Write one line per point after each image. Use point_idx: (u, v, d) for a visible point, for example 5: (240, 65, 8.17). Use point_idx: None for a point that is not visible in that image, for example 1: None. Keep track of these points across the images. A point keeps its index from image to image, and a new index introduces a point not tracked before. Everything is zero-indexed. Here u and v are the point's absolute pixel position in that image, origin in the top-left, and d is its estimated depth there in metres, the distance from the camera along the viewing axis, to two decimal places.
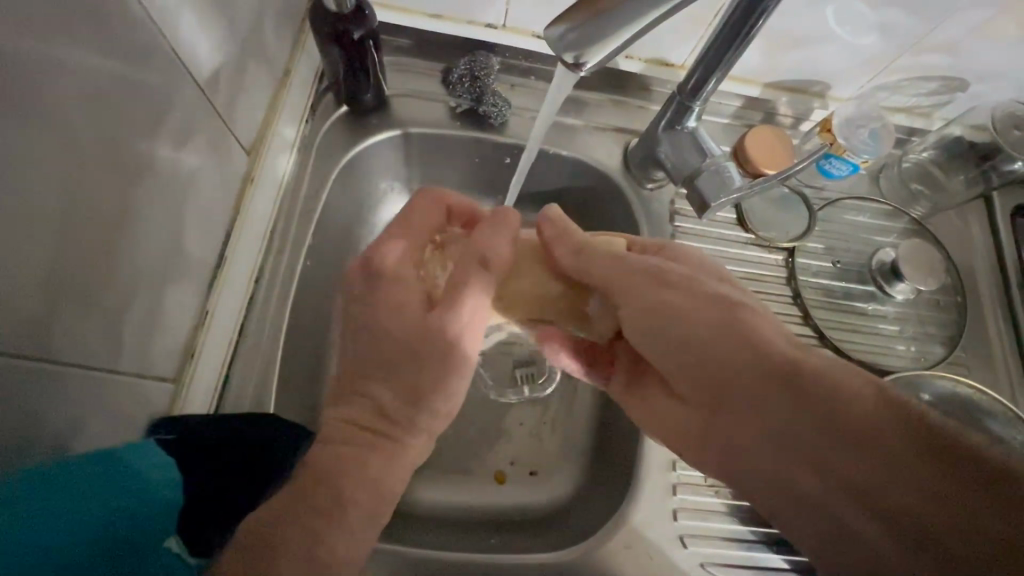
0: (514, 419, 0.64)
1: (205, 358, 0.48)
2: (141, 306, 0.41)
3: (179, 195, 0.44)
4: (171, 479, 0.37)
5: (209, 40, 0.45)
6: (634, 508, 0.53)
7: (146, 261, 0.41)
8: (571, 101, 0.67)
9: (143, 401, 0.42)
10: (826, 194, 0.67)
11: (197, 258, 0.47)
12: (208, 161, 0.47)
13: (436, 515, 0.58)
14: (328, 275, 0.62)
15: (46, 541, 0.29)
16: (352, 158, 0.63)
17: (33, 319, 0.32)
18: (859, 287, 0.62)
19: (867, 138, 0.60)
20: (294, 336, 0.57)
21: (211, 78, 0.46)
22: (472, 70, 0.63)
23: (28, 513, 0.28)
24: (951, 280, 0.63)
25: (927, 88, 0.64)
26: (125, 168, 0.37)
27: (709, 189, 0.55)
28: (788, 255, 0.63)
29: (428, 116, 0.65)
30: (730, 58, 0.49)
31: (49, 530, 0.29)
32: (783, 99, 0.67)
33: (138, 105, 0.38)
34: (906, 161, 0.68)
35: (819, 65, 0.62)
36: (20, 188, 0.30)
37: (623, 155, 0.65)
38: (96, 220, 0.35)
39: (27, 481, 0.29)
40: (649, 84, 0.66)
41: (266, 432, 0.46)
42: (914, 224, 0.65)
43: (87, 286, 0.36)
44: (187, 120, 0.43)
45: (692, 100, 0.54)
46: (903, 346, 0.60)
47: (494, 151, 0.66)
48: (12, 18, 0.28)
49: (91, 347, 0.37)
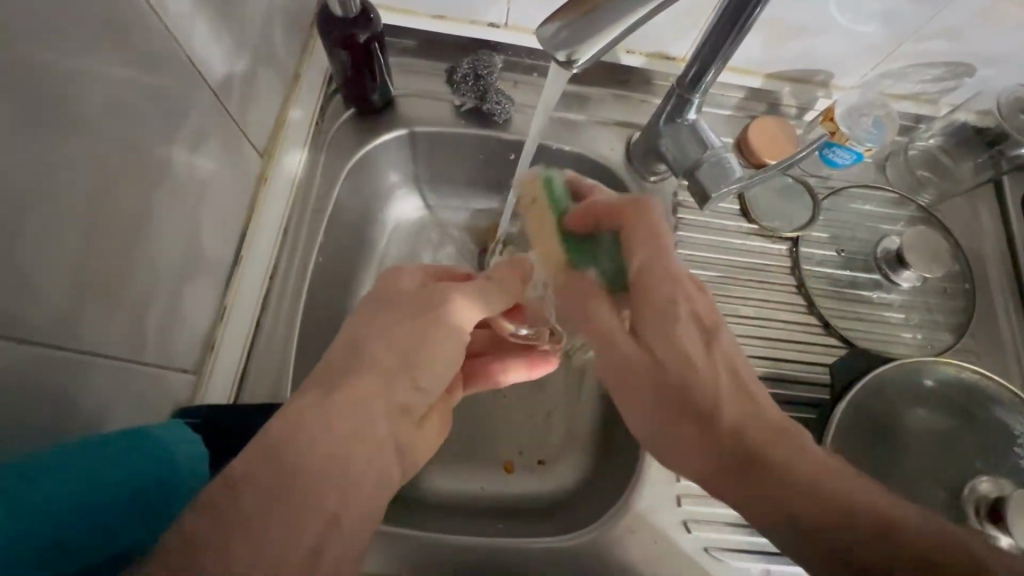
0: (524, 410, 0.66)
1: (225, 351, 0.50)
2: (163, 301, 0.43)
3: (195, 194, 0.46)
4: (135, 435, 0.36)
5: (220, 48, 0.47)
6: (639, 493, 0.54)
7: (165, 258, 0.43)
8: (573, 97, 0.67)
9: (166, 392, 0.45)
10: (830, 183, 0.67)
11: (214, 254, 0.49)
12: (221, 161, 0.49)
13: (445, 502, 0.60)
14: (339, 271, 0.64)
15: (80, 519, 0.32)
16: (361, 158, 0.65)
17: (59, 316, 0.34)
18: (864, 275, 0.62)
19: (871, 127, 0.60)
20: (309, 328, 0.59)
21: (224, 83, 0.48)
22: (475, 68, 0.64)
23: (38, 506, 0.30)
24: (959, 267, 0.63)
25: (932, 74, 0.63)
26: (143, 169, 0.39)
27: (709, 179, 0.55)
28: (792, 245, 0.63)
29: (435, 115, 0.66)
30: (729, 47, 0.49)
31: (65, 514, 0.31)
32: (786, 89, 0.67)
33: (153, 110, 0.40)
34: (912, 148, 0.68)
35: (821, 56, 0.62)
36: (49, 195, 0.32)
37: (626, 148, 0.66)
38: (118, 217, 0.38)
39: (34, 465, 0.30)
40: (651, 78, 0.67)
41: None
42: (921, 212, 0.65)
43: (112, 281, 0.38)
44: (202, 125, 0.46)
45: (690, 92, 0.54)
46: (909, 335, 0.60)
47: (499, 147, 0.67)
48: (20, 29, 0.29)
49: (114, 341, 0.39)
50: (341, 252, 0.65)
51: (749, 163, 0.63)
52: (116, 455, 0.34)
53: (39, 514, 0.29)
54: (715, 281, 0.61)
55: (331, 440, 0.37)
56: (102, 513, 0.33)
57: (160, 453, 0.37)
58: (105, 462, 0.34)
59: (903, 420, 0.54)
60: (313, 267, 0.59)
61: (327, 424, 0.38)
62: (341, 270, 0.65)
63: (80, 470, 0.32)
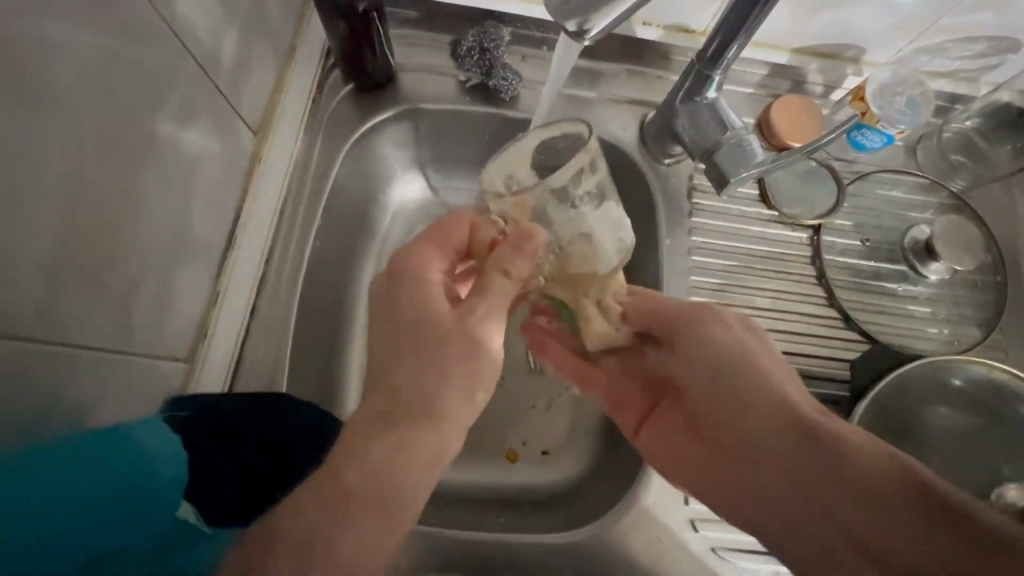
0: (528, 400, 0.64)
1: (219, 339, 0.49)
2: (152, 287, 0.41)
3: (185, 174, 0.44)
4: (132, 434, 0.37)
5: (209, 20, 0.44)
6: (646, 489, 0.52)
7: (153, 243, 0.41)
8: (584, 72, 0.64)
9: (158, 382, 0.43)
10: (856, 167, 0.63)
11: (206, 238, 0.47)
12: (212, 140, 0.47)
13: (446, 492, 0.59)
14: (339, 254, 0.62)
15: (70, 515, 0.33)
16: (362, 136, 0.62)
17: (37, 305, 0.32)
18: (890, 266, 0.59)
19: (905, 108, 0.56)
20: (307, 314, 0.57)
21: (213, 56, 0.45)
22: (481, 41, 0.61)
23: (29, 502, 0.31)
24: (991, 258, 0.59)
25: (972, 50, 0.59)
26: (128, 149, 0.37)
27: (728, 162, 0.51)
28: (813, 233, 0.60)
29: (438, 91, 0.63)
30: (755, 21, 0.45)
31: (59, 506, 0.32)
32: (813, 65, 0.62)
33: (139, 85, 0.37)
34: (947, 131, 0.63)
35: (852, 29, 0.58)
36: (25, 176, 0.30)
37: (640, 129, 0.63)
38: (103, 197, 0.35)
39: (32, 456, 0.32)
40: (668, 52, 0.63)
41: (296, 424, 0.47)
42: (952, 198, 0.61)
43: (95, 268, 0.36)
44: (191, 101, 0.43)
45: (711, 69, 0.50)
46: (935, 330, 0.57)
47: (506, 127, 0.64)
48: None
49: (99, 330, 0.37)
50: (341, 235, 0.62)
51: (769, 144, 0.60)
52: (100, 459, 0.34)
53: (29, 504, 0.31)
54: (729, 270, 0.59)
55: (337, 488, 0.35)
56: (96, 506, 0.34)
57: (154, 458, 0.37)
58: (101, 464, 0.34)
59: (925, 421, 0.52)
60: (310, 251, 0.57)
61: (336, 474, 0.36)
62: (341, 253, 0.63)
63: (78, 470, 0.33)
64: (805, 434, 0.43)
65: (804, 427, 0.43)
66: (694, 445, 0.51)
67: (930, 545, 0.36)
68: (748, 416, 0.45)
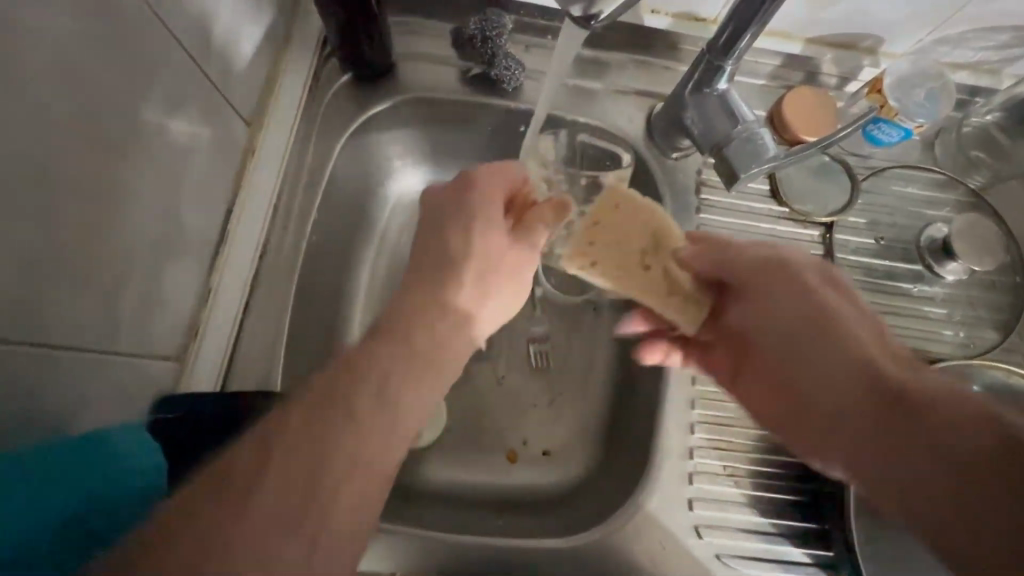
0: (529, 400, 0.62)
1: (209, 336, 0.47)
2: (137, 284, 0.40)
3: (172, 166, 0.42)
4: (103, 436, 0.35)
5: (196, 4, 0.42)
6: (650, 493, 0.51)
7: (138, 238, 0.39)
8: (590, 63, 0.62)
9: (145, 381, 0.42)
10: (871, 163, 0.61)
11: (195, 232, 0.46)
12: (201, 130, 0.45)
13: (443, 492, 0.58)
14: (336, 249, 0.60)
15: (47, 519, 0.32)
16: (360, 126, 0.60)
17: (11, 306, 0.31)
18: (905, 266, 0.57)
19: (924, 100, 0.54)
20: (303, 310, 0.55)
21: (202, 43, 0.43)
22: (483, 29, 0.57)
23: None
24: (1011, 257, 0.56)
25: (996, 40, 0.56)
26: (109, 140, 0.36)
27: (739, 158, 0.49)
28: (826, 231, 0.58)
29: (439, 81, 0.61)
30: (769, 9, 0.43)
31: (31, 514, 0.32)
32: (828, 56, 0.60)
33: (120, 72, 0.36)
34: (966, 125, 0.61)
35: (870, 18, 0.55)
36: None
37: (647, 121, 0.61)
38: (82, 191, 0.34)
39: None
40: (677, 42, 0.61)
41: None
42: (970, 195, 0.59)
43: (74, 265, 0.34)
44: (177, 90, 0.41)
45: (723, 59, 0.48)
46: (951, 332, 0.55)
47: (508, 119, 0.62)
48: None
49: (80, 330, 0.36)
50: (339, 229, 0.61)
51: (781, 138, 0.58)
52: (67, 471, 0.33)
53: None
54: None
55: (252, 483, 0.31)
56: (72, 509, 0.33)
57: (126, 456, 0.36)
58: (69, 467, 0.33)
59: None
60: (306, 244, 0.55)
61: (295, 458, 0.33)
62: (338, 248, 0.61)
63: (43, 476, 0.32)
64: (891, 399, 0.36)
65: (888, 388, 0.37)
66: (768, 396, 0.46)
67: (961, 498, 0.32)
68: (819, 355, 0.40)
